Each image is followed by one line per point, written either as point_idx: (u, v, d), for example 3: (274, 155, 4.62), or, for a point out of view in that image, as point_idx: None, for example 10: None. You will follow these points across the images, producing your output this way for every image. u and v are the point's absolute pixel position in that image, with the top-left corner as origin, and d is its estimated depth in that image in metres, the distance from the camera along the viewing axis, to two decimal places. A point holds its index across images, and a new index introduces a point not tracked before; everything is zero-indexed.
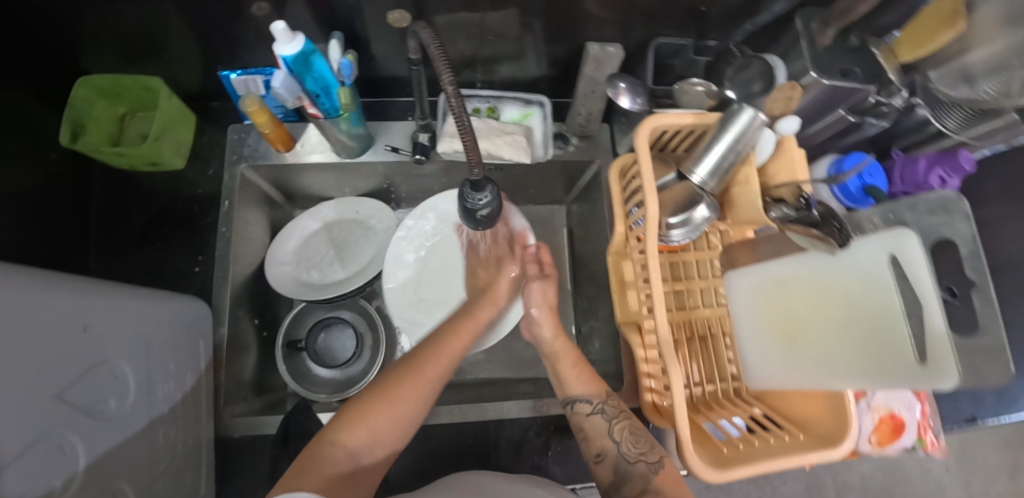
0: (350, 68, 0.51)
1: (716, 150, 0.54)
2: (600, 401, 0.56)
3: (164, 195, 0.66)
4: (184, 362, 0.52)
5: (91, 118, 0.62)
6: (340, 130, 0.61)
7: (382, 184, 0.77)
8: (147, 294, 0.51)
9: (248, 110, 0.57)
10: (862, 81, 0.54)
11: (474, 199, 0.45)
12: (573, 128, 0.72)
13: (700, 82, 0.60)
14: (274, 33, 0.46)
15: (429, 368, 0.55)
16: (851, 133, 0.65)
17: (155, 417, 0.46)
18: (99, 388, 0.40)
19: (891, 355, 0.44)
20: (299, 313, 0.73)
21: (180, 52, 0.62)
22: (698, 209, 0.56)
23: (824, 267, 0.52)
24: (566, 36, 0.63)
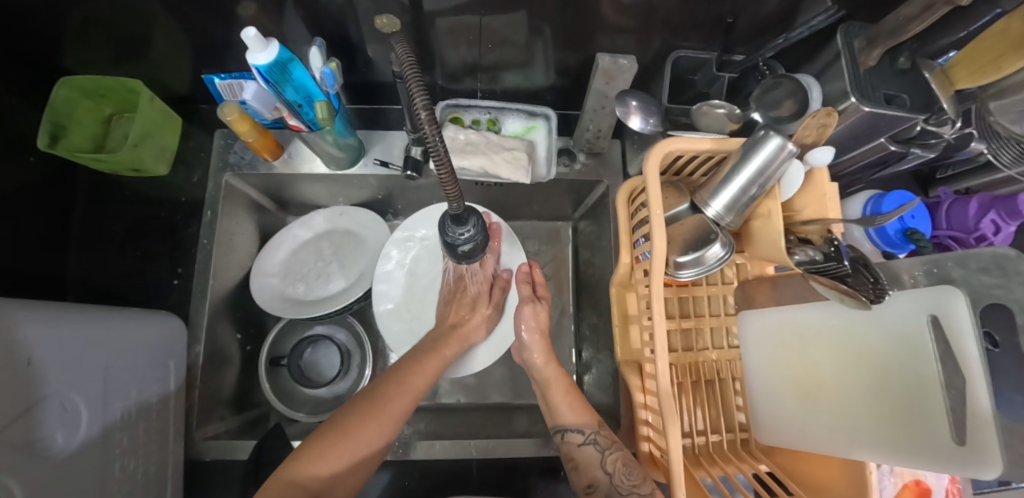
0: (333, 78, 0.49)
1: (736, 182, 0.48)
2: (591, 430, 0.53)
3: (145, 202, 0.64)
4: (147, 385, 0.50)
5: (72, 119, 0.59)
6: (328, 141, 0.59)
7: (376, 195, 0.73)
8: (112, 315, 0.48)
9: (228, 119, 0.53)
10: (909, 112, 0.47)
11: (456, 233, 0.41)
12: (580, 145, 0.67)
13: (722, 103, 0.54)
14: (247, 41, 0.43)
15: (394, 404, 0.53)
16: (892, 164, 0.58)
17: (110, 447, 0.44)
18: (39, 425, 0.37)
19: (926, 433, 0.38)
20: (286, 327, 0.70)
21: (164, 53, 0.59)
22: (713, 247, 0.50)
23: (854, 322, 0.46)
24: (575, 46, 0.57)
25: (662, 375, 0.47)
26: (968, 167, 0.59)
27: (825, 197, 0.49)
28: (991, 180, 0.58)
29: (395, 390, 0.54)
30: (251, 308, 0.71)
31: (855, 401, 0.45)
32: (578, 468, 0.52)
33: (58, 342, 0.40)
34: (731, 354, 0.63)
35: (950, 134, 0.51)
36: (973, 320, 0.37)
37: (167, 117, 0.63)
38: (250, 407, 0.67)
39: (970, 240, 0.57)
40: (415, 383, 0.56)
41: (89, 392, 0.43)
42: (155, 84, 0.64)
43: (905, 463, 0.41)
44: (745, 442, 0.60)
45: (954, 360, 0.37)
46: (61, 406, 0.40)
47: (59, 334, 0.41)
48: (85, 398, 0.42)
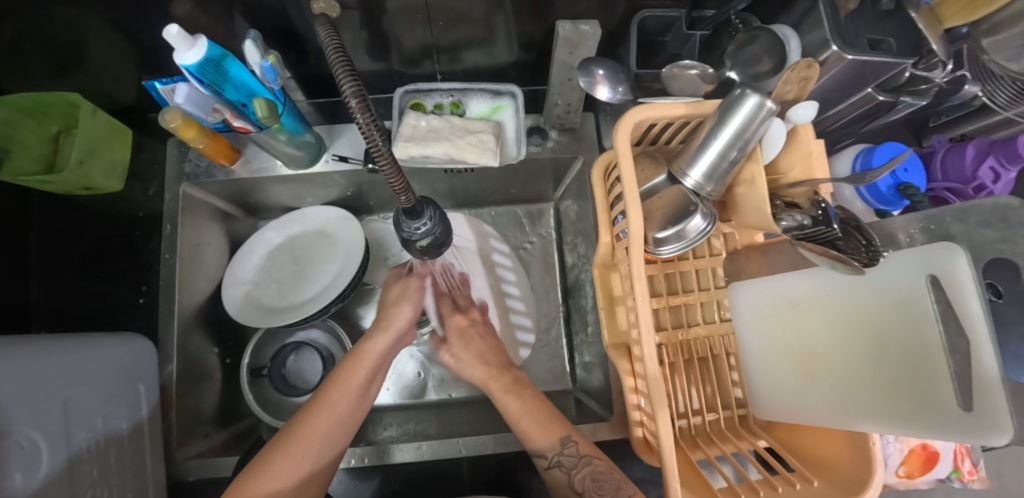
0: (274, 71, 0.47)
1: (714, 146, 0.44)
2: (555, 453, 0.48)
3: (104, 220, 0.62)
4: (117, 412, 0.49)
5: (16, 141, 0.56)
6: (281, 141, 0.56)
7: (346, 192, 0.70)
8: (75, 342, 0.47)
9: (172, 126, 0.50)
10: (896, 56, 0.44)
11: (411, 228, 0.38)
12: (551, 121, 0.63)
13: (694, 64, 0.50)
14: (171, 38, 0.40)
15: (313, 431, 0.47)
16: (882, 114, 0.55)
17: (80, 480, 0.43)
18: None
19: (926, 399, 0.36)
20: (264, 337, 0.68)
21: (100, 62, 0.55)
22: (694, 218, 0.47)
23: (849, 286, 0.44)
24: (535, 15, 0.53)
25: (648, 357, 0.44)
26: (962, 112, 0.56)
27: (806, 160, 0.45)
28: (989, 124, 0.54)
29: (307, 418, 0.48)
30: (229, 319, 0.69)
31: (853, 369, 0.43)
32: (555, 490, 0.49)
33: (5, 378, 0.38)
34: (723, 328, 0.60)
35: (943, 77, 0.48)
36: (973, 274, 0.34)
37: (114, 130, 0.59)
38: (236, 420, 0.66)
39: (968, 190, 0.54)
40: (334, 403, 0.50)
41: (49, 425, 0.41)
42: (99, 97, 0.61)
43: (909, 432, 0.39)
44: (743, 418, 0.58)
45: (958, 319, 0.34)
46: (15, 443, 0.38)
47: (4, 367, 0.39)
48: (44, 432, 0.41)
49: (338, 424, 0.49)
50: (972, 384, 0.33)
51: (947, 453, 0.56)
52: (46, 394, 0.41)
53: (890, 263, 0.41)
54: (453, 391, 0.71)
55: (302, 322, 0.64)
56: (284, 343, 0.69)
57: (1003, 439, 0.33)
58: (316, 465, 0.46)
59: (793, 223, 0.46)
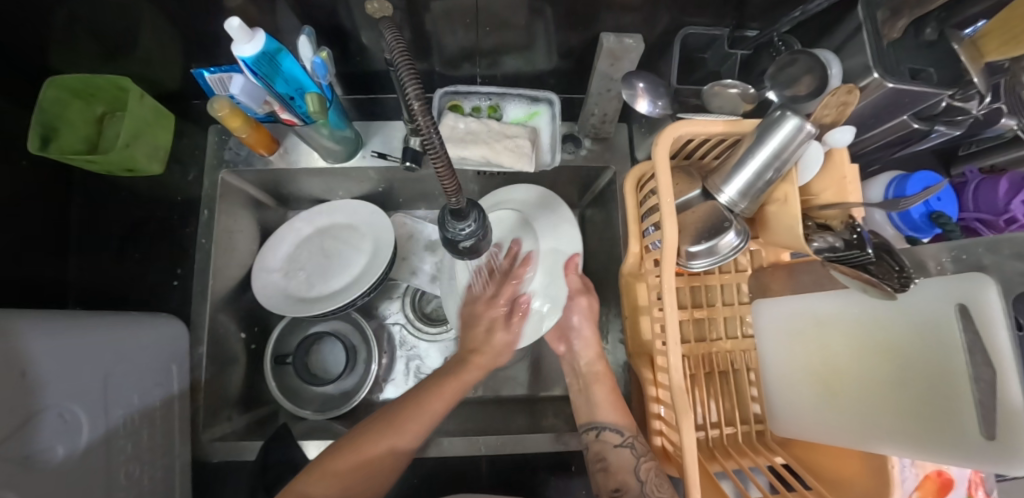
0: (324, 67, 0.48)
1: (751, 165, 0.45)
2: (631, 435, 0.54)
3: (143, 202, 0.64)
4: (151, 390, 0.50)
5: (64, 121, 0.57)
6: (323, 135, 0.57)
7: (377, 188, 0.71)
8: (115, 321, 0.48)
9: (219, 115, 0.51)
10: (936, 87, 0.45)
11: (456, 228, 0.39)
12: (585, 130, 0.64)
13: (734, 82, 0.51)
14: (232, 31, 0.42)
15: (405, 422, 0.52)
16: (916, 142, 0.55)
17: (115, 454, 0.44)
18: (35, 436, 0.37)
19: (949, 426, 0.37)
20: (289, 325, 0.69)
21: (152, 50, 0.57)
22: (727, 235, 0.47)
23: (877, 311, 0.44)
24: (577, 26, 0.54)
25: (675, 368, 0.45)
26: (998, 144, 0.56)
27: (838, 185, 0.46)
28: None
29: (404, 409, 0.53)
30: (255, 305, 0.70)
31: (876, 393, 0.44)
32: (608, 472, 0.52)
33: (52, 350, 0.40)
34: (745, 344, 0.61)
35: (979, 109, 0.48)
36: (1004, 307, 0.35)
37: (159, 115, 0.61)
38: (258, 405, 0.67)
39: (999, 222, 0.55)
40: (427, 403, 0.54)
41: (89, 400, 0.42)
42: (145, 81, 0.62)
43: (929, 457, 0.39)
44: (760, 434, 0.59)
45: (986, 349, 0.35)
46: (58, 416, 0.39)
47: (44, 344, 0.40)
48: (85, 407, 0.42)
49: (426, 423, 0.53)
50: (996, 412, 0.34)
51: (961, 480, 0.56)
52: (87, 369, 0.43)
53: (918, 290, 0.41)
54: (468, 390, 0.71)
55: (328, 312, 0.65)
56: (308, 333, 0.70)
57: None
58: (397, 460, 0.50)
59: (826, 245, 0.46)
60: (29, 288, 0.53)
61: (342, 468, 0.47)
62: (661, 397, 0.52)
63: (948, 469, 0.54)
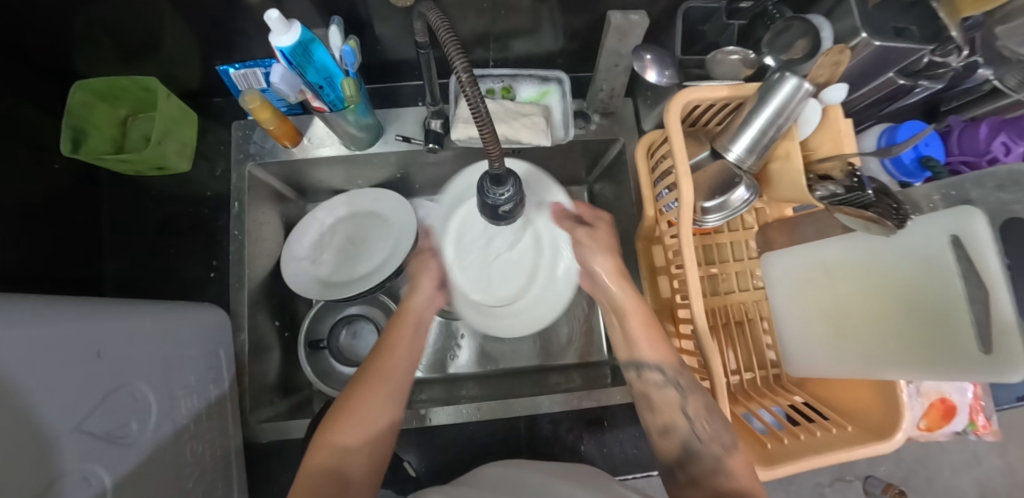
0: (353, 54, 0.52)
1: (755, 124, 0.49)
2: (673, 372, 0.50)
3: (175, 198, 0.65)
4: (204, 374, 0.52)
5: (92, 123, 0.59)
6: (348, 122, 0.59)
7: (395, 173, 0.74)
8: (165, 309, 0.50)
9: (250, 107, 0.54)
10: (918, 42, 0.49)
11: (496, 194, 0.42)
12: (594, 106, 0.68)
13: (735, 50, 0.55)
14: (271, 23, 0.45)
15: (367, 395, 0.48)
16: (901, 98, 0.60)
17: (180, 433, 0.46)
18: (114, 412, 0.39)
19: (951, 345, 0.41)
20: (319, 311, 0.72)
21: (177, 49, 0.59)
22: (737, 191, 0.52)
23: (881, 252, 0.48)
24: (585, 7, 0.58)
25: (698, 315, 0.48)
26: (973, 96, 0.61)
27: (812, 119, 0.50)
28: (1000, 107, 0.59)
29: (359, 388, 0.49)
30: (285, 295, 0.72)
31: (884, 325, 0.48)
32: (654, 409, 0.51)
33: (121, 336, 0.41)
34: (757, 295, 0.65)
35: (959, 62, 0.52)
36: (991, 233, 0.39)
37: (183, 112, 0.63)
38: (295, 390, 0.69)
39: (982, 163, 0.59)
40: (392, 356, 0.53)
41: (154, 380, 0.44)
42: (169, 82, 0.64)
43: (933, 375, 0.43)
44: (777, 377, 0.63)
45: (979, 272, 0.39)
46: (128, 395, 0.41)
47: (113, 328, 0.41)
48: (152, 387, 0.43)
49: (402, 366, 0.52)
50: (991, 324, 0.39)
51: (963, 409, 0.61)
52: (151, 353, 0.44)
53: (913, 230, 0.45)
54: (490, 363, 0.75)
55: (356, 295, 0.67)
56: (336, 317, 0.73)
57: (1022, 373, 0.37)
58: (392, 406, 0.49)
59: (829, 193, 0.50)
60: (64, 281, 0.54)
61: (342, 427, 0.46)
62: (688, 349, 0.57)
63: (950, 395, 0.58)
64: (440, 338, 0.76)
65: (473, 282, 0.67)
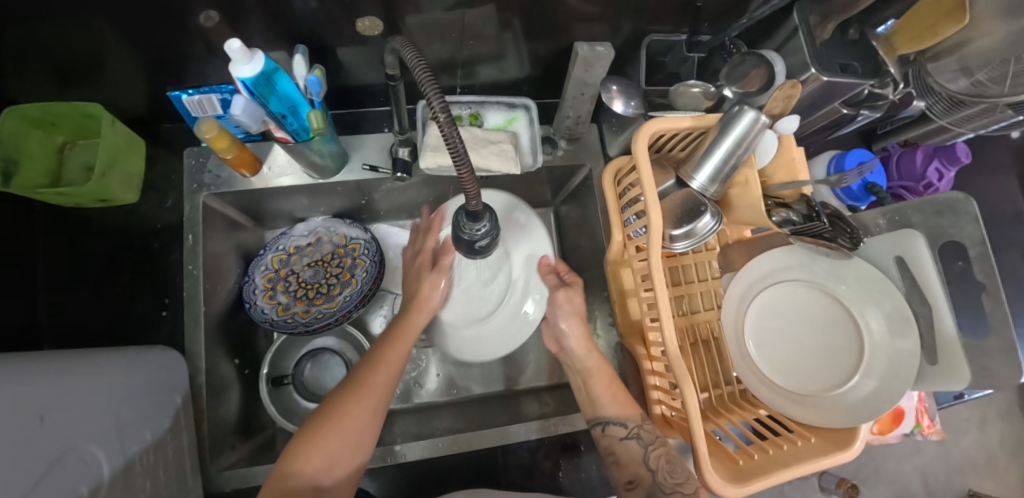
0: (319, 85, 0.42)
1: (717, 154, 0.42)
2: (636, 424, 0.47)
3: (119, 235, 0.50)
4: (161, 414, 0.41)
5: (23, 154, 0.46)
6: (312, 151, 0.48)
7: (359, 200, 0.61)
8: (127, 367, 0.40)
9: (205, 136, 0.44)
10: (860, 77, 0.43)
11: (472, 229, 0.36)
12: (561, 131, 0.56)
13: (696, 81, 0.47)
14: (229, 50, 0.35)
15: (374, 379, 0.44)
16: (842, 126, 0.54)
17: (134, 483, 0.36)
18: (61, 484, 0.30)
19: (906, 359, 0.42)
20: (283, 343, 0.59)
21: (125, 79, 0.46)
22: (703, 219, 0.44)
23: (875, 341, 0.44)
24: (549, 36, 0.49)
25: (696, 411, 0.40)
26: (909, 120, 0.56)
27: (900, 260, 0.44)
28: (928, 130, 0.54)
29: (369, 369, 0.45)
30: (248, 326, 0.59)
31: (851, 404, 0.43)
32: (618, 463, 0.46)
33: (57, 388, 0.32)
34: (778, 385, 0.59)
35: (897, 95, 0.46)
36: (930, 255, 0.41)
37: (132, 142, 0.50)
38: (258, 430, 0.56)
39: (920, 188, 0.57)
40: (387, 355, 0.46)
41: (107, 438, 0.35)
42: (110, 108, 0.49)
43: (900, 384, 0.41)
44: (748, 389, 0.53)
45: (949, 367, 0.40)
46: (78, 460, 0.32)
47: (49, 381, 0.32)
48: (104, 446, 0.34)
49: (394, 377, 0.46)
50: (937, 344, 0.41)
51: (910, 410, 0.54)
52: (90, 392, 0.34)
53: (994, 327, 0.39)
54: (464, 388, 0.63)
55: (326, 326, 0.55)
56: (300, 351, 0.60)
57: (961, 385, 0.39)
58: (377, 418, 0.43)
59: (786, 218, 0.44)
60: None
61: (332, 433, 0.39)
62: (659, 381, 0.49)
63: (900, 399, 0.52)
64: (415, 383, 0.63)
65: (808, 348, 0.47)
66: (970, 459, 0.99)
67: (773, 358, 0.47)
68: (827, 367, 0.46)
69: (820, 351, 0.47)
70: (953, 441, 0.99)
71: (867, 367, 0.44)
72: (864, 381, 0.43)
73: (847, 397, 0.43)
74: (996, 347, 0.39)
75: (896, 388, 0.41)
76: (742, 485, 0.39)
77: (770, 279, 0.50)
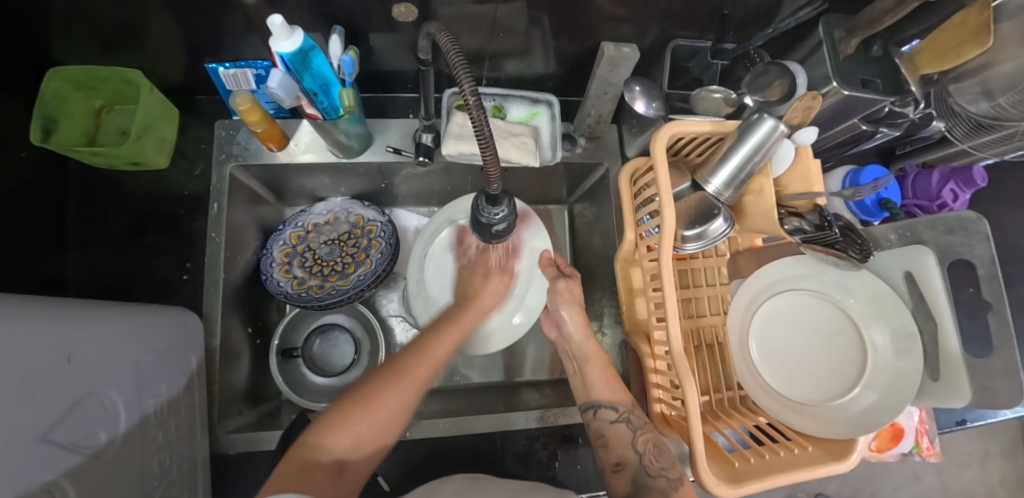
0: (351, 66, 0.43)
1: (734, 159, 0.43)
2: (627, 409, 0.48)
3: (148, 198, 0.52)
4: (176, 373, 0.43)
5: (64, 114, 0.48)
6: (338, 130, 0.50)
7: (379, 183, 0.62)
8: (148, 323, 0.41)
9: (238, 109, 0.46)
10: (881, 94, 0.44)
11: (490, 213, 0.37)
12: (580, 128, 0.58)
13: (717, 87, 0.48)
14: (270, 26, 0.37)
15: (416, 370, 0.44)
16: (860, 142, 0.54)
17: (147, 433, 0.38)
18: (80, 424, 0.31)
19: (909, 374, 0.42)
20: (295, 316, 0.61)
21: (166, 49, 0.48)
22: (715, 222, 0.45)
23: (879, 354, 0.44)
24: (577, 35, 0.50)
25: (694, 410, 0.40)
26: (927, 142, 0.57)
27: (909, 276, 0.45)
28: (946, 154, 0.55)
29: (412, 357, 0.45)
30: (262, 297, 0.61)
31: (852, 415, 0.43)
32: (606, 446, 0.46)
33: (83, 335, 0.33)
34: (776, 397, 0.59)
35: (917, 114, 0.47)
36: (940, 272, 0.42)
37: (167, 110, 0.52)
38: (264, 399, 0.58)
39: (934, 207, 0.57)
40: (433, 350, 0.47)
41: (126, 387, 0.36)
42: (148, 75, 0.51)
43: (903, 399, 0.42)
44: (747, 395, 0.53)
45: (952, 384, 0.40)
46: (97, 404, 0.33)
47: (76, 326, 0.33)
48: (122, 393, 0.35)
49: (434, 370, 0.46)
50: (940, 361, 0.42)
51: (910, 430, 0.54)
52: (112, 343, 0.36)
53: (999, 348, 0.39)
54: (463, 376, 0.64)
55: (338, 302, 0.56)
56: (310, 326, 0.62)
57: (963, 402, 0.40)
58: (406, 410, 0.42)
59: (798, 227, 0.45)
60: (22, 276, 0.41)
61: (364, 415, 0.39)
62: (660, 380, 0.49)
63: (899, 417, 0.52)
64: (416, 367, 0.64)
65: (811, 356, 0.48)
66: (968, 493, 0.98)
67: (776, 364, 0.48)
68: (829, 377, 0.46)
69: (823, 361, 0.47)
70: (953, 473, 0.98)
71: (870, 379, 0.44)
72: (865, 393, 0.44)
73: (847, 408, 0.44)
74: (999, 368, 0.39)
75: (897, 402, 0.42)
76: (737, 486, 0.40)
77: (776, 287, 0.50)
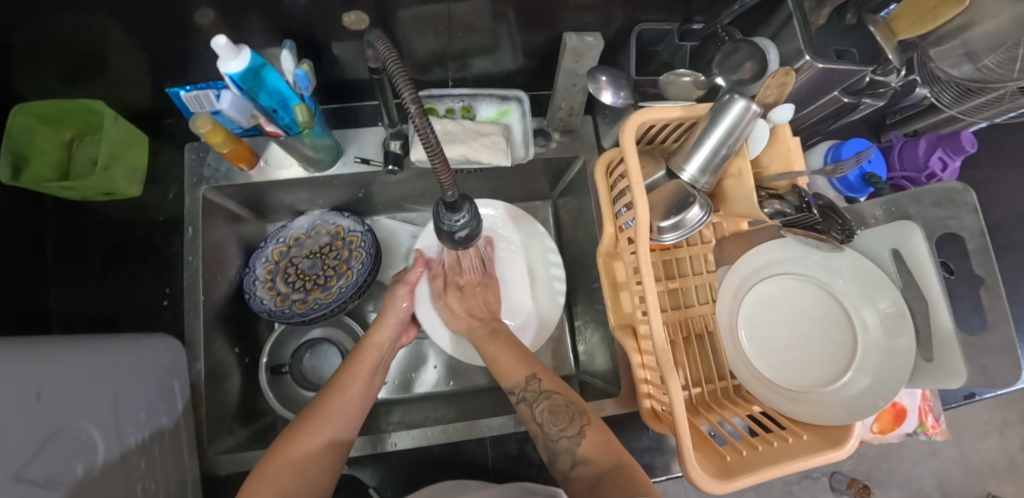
0: (307, 80, 0.42)
1: (706, 144, 0.42)
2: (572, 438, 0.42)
3: (124, 226, 0.52)
4: (158, 400, 0.43)
5: (35, 149, 0.48)
6: (304, 144, 0.49)
7: (356, 193, 0.62)
8: (125, 351, 0.41)
9: (201, 131, 0.45)
10: (858, 65, 0.42)
11: (450, 220, 0.36)
12: (553, 123, 0.56)
13: (686, 70, 0.47)
14: (215, 47, 0.36)
15: (327, 410, 0.44)
16: (844, 115, 0.52)
17: (129, 463, 0.38)
18: (55, 459, 0.31)
19: (904, 355, 0.40)
20: (282, 332, 0.61)
21: (127, 76, 0.48)
22: (692, 210, 0.44)
23: (871, 337, 0.43)
24: (540, 27, 0.49)
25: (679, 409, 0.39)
26: (915, 109, 0.54)
27: (896, 253, 0.43)
28: (936, 120, 0.53)
29: (327, 396, 0.46)
30: (249, 315, 0.61)
31: (849, 406, 0.42)
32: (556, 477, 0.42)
33: (54, 370, 0.33)
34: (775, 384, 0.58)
35: (898, 82, 0.46)
36: (928, 248, 0.40)
37: (135, 136, 0.52)
38: (258, 417, 0.58)
39: (922, 178, 0.54)
40: (346, 385, 0.47)
41: (103, 419, 0.36)
42: (114, 103, 0.51)
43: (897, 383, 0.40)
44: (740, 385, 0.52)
45: (948, 364, 0.39)
46: (72, 438, 0.33)
47: (46, 362, 0.34)
48: (99, 425, 0.36)
49: (352, 409, 0.45)
50: (934, 340, 0.40)
51: (912, 408, 0.53)
52: (86, 376, 0.36)
53: (993, 323, 0.38)
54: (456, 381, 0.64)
55: (322, 315, 0.56)
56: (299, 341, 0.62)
57: (959, 383, 0.38)
58: (334, 448, 0.42)
59: (777, 211, 0.43)
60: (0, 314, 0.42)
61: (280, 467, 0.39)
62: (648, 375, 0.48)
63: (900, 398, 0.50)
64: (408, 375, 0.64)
65: (802, 346, 0.46)
66: (988, 464, 0.95)
67: (769, 360, 0.46)
68: (821, 365, 0.45)
69: (815, 350, 0.45)
70: (970, 444, 0.95)
71: (865, 365, 0.42)
72: (857, 379, 0.42)
73: (839, 394, 0.42)
74: (995, 344, 0.38)
75: (891, 386, 0.40)
76: (728, 482, 0.38)
77: (761, 274, 0.49)
